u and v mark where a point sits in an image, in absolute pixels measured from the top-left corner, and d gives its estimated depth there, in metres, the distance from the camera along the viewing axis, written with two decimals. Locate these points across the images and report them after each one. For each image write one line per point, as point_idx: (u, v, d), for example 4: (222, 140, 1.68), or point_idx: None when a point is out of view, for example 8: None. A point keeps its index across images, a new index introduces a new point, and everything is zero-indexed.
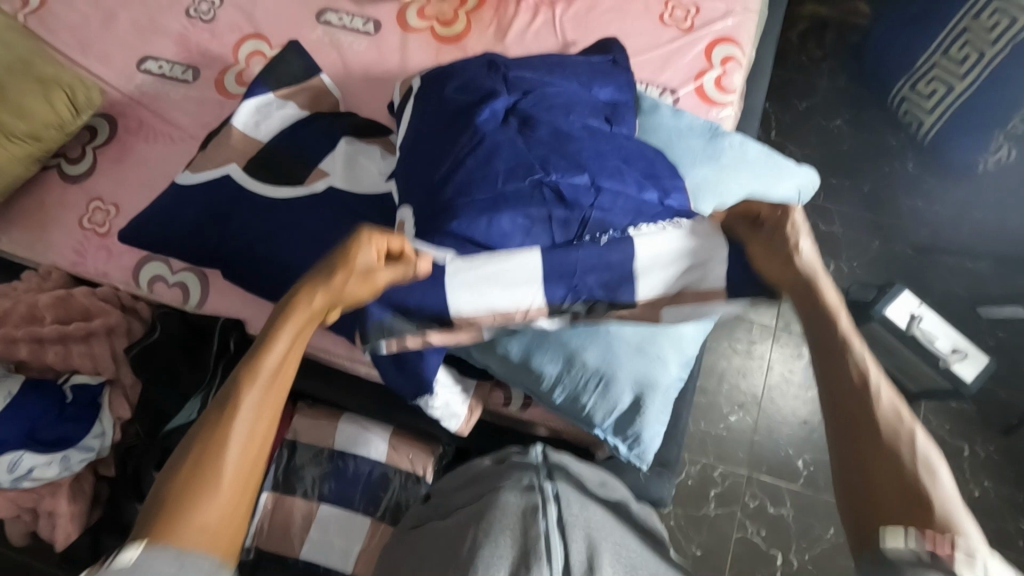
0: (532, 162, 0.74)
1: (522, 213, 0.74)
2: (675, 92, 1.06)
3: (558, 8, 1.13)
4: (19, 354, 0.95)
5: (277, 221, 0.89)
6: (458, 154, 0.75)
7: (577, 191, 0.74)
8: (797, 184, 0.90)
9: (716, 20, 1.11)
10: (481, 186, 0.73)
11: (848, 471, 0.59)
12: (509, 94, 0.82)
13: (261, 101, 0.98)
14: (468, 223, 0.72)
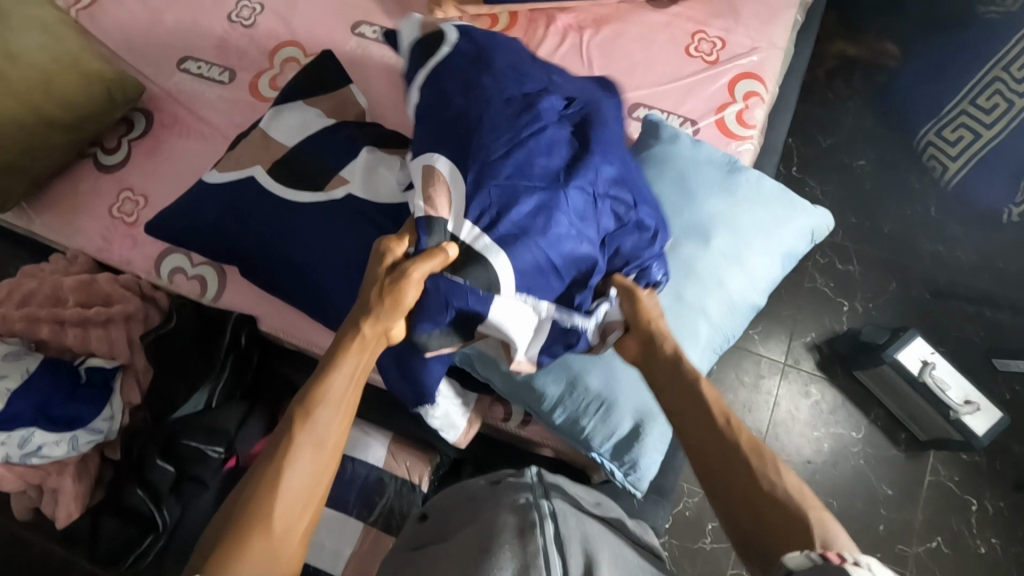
0: (588, 165, 0.77)
1: (574, 218, 0.74)
2: (696, 122, 1.07)
3: (586, 33, 1.15)
4: (40, 334, 0.96)
5: (297, 224, 0.91)
6: (519, 135, 0.76)
7: (620, 206, 0.78)
8: (811, 224, 0.90)
9: (741, 55, 1.11)
10: (534, 177, 0.75)
11: (741, 510, 0.60)
12: (562, 95, 0.84)
13: (289, 105, 1.01)
14: (527, 212, 0.73)
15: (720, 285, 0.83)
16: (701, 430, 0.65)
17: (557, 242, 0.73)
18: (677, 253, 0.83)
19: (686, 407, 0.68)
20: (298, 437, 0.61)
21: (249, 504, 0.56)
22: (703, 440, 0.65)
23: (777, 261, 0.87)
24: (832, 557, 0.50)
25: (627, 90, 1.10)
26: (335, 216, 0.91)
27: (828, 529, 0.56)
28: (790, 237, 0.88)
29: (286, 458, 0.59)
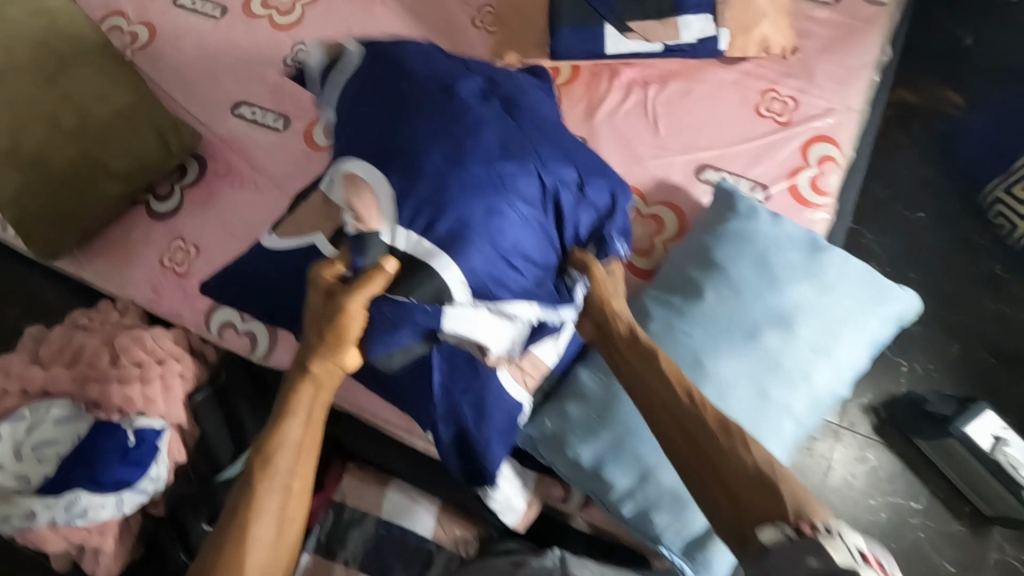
0: (523, 144, 0.79)
1: (516, 200, 0.77)
2: (767, 188, 1.03)
3: (651, 89, 1.11)
4: (91, 395, 0.94)
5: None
6: (447, 124, 0.77)
7: (559, 182, 0.80)
8: (899, 309, 0.85)
9: (815, 117, 1.07)
10: (471, 160, 0.76)
11: (711, 489, 0.63)
12: (480, 79, 0.86)
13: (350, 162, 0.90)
14: (464, 202, 0.74)
15: (806, 380, 0.79)
16: (672, 410, 0.67)
17: (499, 232, 0.75)
18: (761, 345, 0.79)
19: (651, 382, 0.69)
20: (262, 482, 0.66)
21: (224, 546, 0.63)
22: (675, 421, 0.66)
23: (864, 351, 0.82)
24: (806, 530, 0.58)
25: (694, 150, 1.06)
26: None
27: (804, 498, 0.61)
28: (878, 325, 0.83)
29: (256, 501, 0.65)
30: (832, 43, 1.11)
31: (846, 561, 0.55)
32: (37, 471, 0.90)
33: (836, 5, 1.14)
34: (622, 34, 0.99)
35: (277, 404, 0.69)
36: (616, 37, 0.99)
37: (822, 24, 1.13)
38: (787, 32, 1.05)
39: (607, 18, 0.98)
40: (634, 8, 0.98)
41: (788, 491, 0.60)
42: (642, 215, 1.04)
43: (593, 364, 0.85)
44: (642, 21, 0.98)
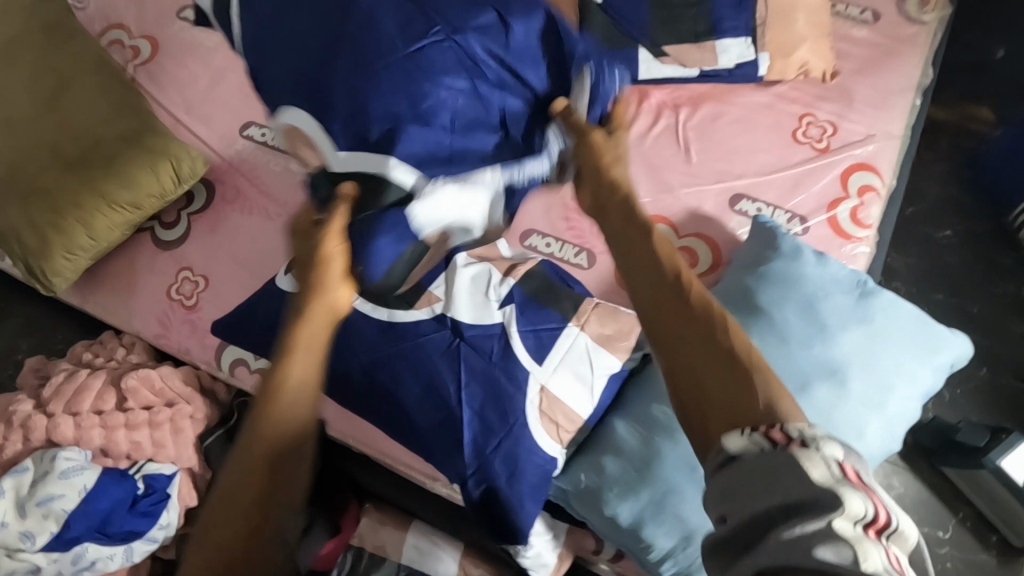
0: (422, 10, 0.59)
1: (443, 78, 0.59)
2: (805, 220, 0.98)
3: (683, 112, 1.06)
4: (94, 442, 0.89)
5: (382, 339, 0.81)
6: (331, 31, 0.59)
7: (481, 33, 0.60)
8: (952, 356, 0.81)
9: (855, 143, 1.02)
10: (379, 52, 0.58)
11: (682, 381, 0.50)
12: None
13: None
14: (387, 101, 0.57)
15: (858, 437, 0.75)
16: (655, 291, 0.53)
17: (433, 115, 0.59)
18: (812, 398, 0.75)
19: (640, 266, 0.55)
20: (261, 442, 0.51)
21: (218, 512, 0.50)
22: (656, 302, 0.53)
23: (916, 403, 0.78)
24: (779, 438, 0.43)
25: (727, 179, 1.01)
26: (427, 340, 0.80)
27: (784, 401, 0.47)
28: (930, 375, 0.79)
29: (244, 458, 0.51)
30: (870, 65, 1.06)
31: (823, 479, 0.41)
32: (43, 534, 0.82)
33: (874, 23, 1.09)
34: (656, 58, 0.94)
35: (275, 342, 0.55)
36: (649, 61, 0.95)
37: (859, 43, 1.08)
38: (825, 55, 1.01)
39: (640, 40, 0.94)
40: (669, 30, 0.94)
41: (760, 386, 0.48)
42: (673, 247, 0.99)
43: (628, 414, 0.81)
44: (677, 45, 0.94)
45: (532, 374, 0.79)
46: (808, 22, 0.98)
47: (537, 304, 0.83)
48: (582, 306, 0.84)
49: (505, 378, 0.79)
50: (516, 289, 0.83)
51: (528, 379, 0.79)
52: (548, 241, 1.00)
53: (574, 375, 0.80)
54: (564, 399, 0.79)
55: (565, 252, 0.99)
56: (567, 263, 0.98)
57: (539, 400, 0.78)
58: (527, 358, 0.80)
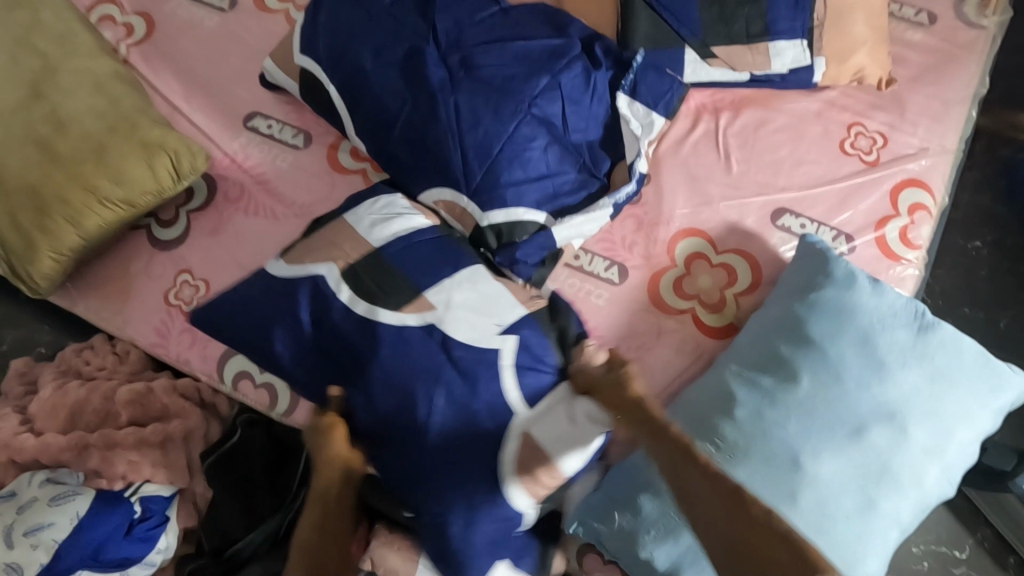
0: (499, 94, 0.79)
1: (533, 147, 0.80)
2: (852, 239, 0.92)
3: (723, 117, 0.99)
4: (90, 464, 0.83)
5: (359, 347, 0.74)
6: (439, 121, 0.79)
7: (544, 99, 0.80)
8: (1010, 396, 0.77)
9: (907, 157, 0.96)
10: (482, 133, 0.78)
11: (731, 545, 0.55)
12: (435, 46, 0.82)
13: (389, 200, 0.81)
14: (507, 172, 0.79)
15: (915, 484, 0.72)
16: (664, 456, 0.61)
17: (532, 165, 0.80)
18: (867, 443, 0.71)
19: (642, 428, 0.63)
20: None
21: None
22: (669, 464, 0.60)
23: (971, 448, 0.75)
24: None
25: (770, 191, 0.95)
26: (410, 358, 0.73)
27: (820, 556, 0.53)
28: (987, 418, 0.76)
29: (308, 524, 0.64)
30: (926, 72, 1.00)
31: None
32: (32, 565, 0.78)
33: (931, 26, 1.02)
34: (705, 59, 0.87)
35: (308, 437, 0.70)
36: (697, 63, 0.88)
37: (915, 48, 1.01)
38: (882, 61, 0.94)
39: (687, 40, 0.87)
40: (719, 29, 0.87)
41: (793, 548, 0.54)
42: (710, 264, 0.93)
43: None
44: (727, 47, 0.87)
45: (516, 412, 0.72)
46: (867, 25, 0.90)
47: (536, 332, 0.76)
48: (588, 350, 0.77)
49: (484, 411, 0.72)
50: (523, 318, 0.76)
51: (513, 420, 0.72)
52: (575, 253, 0.94)
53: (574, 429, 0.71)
54: (554, 440, 0.71)
55: (594, 264, 0.94)
56: (597, 277, 0.93)
57: (522, 436, 0.71)
58: (517, 396, 0.73)
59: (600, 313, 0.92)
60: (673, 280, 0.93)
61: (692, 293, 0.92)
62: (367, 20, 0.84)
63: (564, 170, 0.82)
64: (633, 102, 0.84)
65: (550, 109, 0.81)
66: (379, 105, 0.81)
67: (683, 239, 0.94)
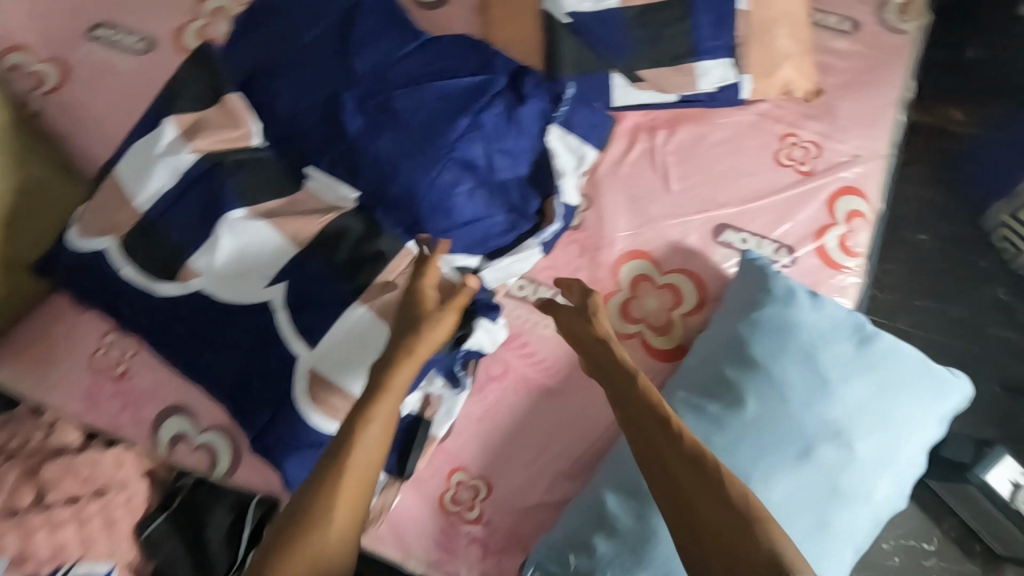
0: (421, 139, 0.79)
1: (458, 191, 0.79)
2: (793, 250, 0.92)
3: (659, 135, 0.98)
4: (13, 548, 0.78)
5: (156, 318, 0.76)
6: (361, 174, 0.79)
7: (467, 139, 0.80)
8: (955, 402, 0.77)
9: (841, 165, 0.96)
10: (405, 183, 0.78)
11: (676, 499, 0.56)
12: (352, 90, 0.80)
13: (153, 137, 0.79)
14: (434, 222, 0.79)
15: (867, 499, 0.71)
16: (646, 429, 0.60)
17: (459, 211, 0.79)
18: (817, 463, 0.70)
19: (622, 392, 0.64)
20: (335, 502, 0.54)
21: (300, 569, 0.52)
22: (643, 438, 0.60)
23: (919, 458, 0.75)
24: None
25: (711, 208, 0.94)
26: (188, 317, 0.75)
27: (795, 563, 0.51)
28: (933, 425, 0.76)
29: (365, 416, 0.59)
30: (854, 79, 1.01)
31: None
32: None
33: (855, 33, 1.03)
34: (631, 83, 0.88)
35: (405, 318, 0.67)
36: (624, 87, 0.88)
37: (842, 56, 1.02)
38: (809, 72, 0.95)
39: (613, 65, 0.86)
40: (645, 52, 0.86)
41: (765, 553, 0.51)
42: (655, 284, 0.92)
43: (620, 484, 0.74)
44: (653, 69, 0.87)
45: (298, 356, 0.71)
46: (792, 38, 0.91)
47: (303, 267, 0.74)
48: (386, 269, 0.75)
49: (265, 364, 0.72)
50: (289, 261, 0.74)
51: (296, 361, 0.71)
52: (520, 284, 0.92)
53: (354, 354, 0.71)
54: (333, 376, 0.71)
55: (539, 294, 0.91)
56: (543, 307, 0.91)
57: (306, 383, 0.71)
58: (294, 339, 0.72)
59: (548, 343, 0.89)
60: (619, 305, 0.91)
61: (639, 317, 0.91)
62: (286, 65, 0.82)
63: (492, 213, 0.82)
64: (561, 136, 0.85)
65: (473, 150, 0.80)
66: (306, 150, 0.81)
67: (627, 261, 0.93)
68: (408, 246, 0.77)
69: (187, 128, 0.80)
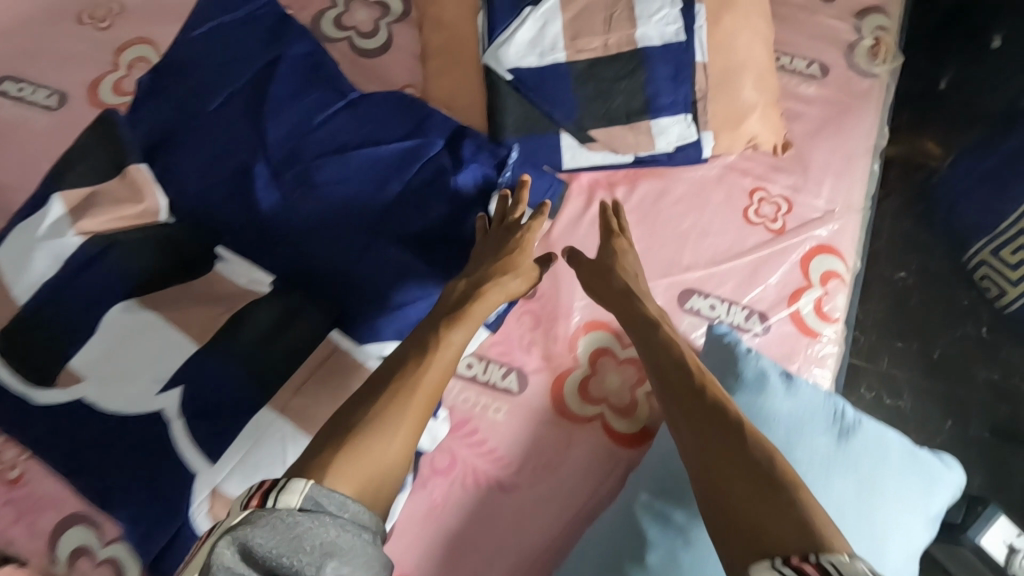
0: (342, 213, 0.71)
1: (384, 267, 0.70)
2: (765, 317, 0.85)
3: (619, 190, 0.90)
4: None
5: (26, 431, 0.63)
6: (275, 253, 0.71)
7: (393, 211, 0.73)
8: (944, 501, 0.70)
9: (813, 222, 0.89)
10: (322, 261, 0.70)
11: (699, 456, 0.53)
12: (266, 160, 0.73)
13: (34, 218, 0.68)
14: (358, 304, 0.68)
15: None
16: (679, 385, 0.60)
17: (387, 290, 0.69)
18: None
19: (659, 359, 0.64)
20: (404, 415, 0.56)
21: (355, 472, 0.51)
22: (681, 399, 0.58)
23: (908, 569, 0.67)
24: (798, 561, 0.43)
25: (675, 272, 0.86)
26: (70, 430, 0.62)
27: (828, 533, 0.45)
28: (922, 529, 0.68)
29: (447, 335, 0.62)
30: (824, 127, 0.94)
31: None
32: None
33: (824, 77, 0.97)
34: (582, 143, 0.79)
35: (490, 244, 0.72)
36: (573, 147, 0.80)
37: (811, 103, 0.95)
38: (776, 124, 0.88)
39: (562, 124, 0.78)
40: (596, 109, 0.78)
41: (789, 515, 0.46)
42: (617, 360, 0.84)
43: None
44: (606, 128, 0.79)
45: (197, 473, 0.61)
46: (758, 87, 0.84)
47: (206, 363, 0.63)
48: (307, 363, 0.65)
49: (165, 479, 0.61)
50: (188, 358, 0.63)
51: (194, 479, 0.61)
52: (468, 362, 0.83)
53: (265, 469, 0.61)
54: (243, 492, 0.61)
55: (490, 373, 0.83)
56: (494, 388, 0.82)
57: (209, 503, 0.61)
58: (193, 454, 0.61)
59: (499, 430, 0.81)
60: (578, 383, 0.83)
61: (600, 396, 0.82)
62: (197, 132, 0.74)
63: (428, 293, 0.71)
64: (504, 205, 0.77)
65: (402, 223, 0.73)
66: (219, 227, 0.72)
67: (586, 333, 0.85)
68: (329, 336, 0.67)
69: (78, 205, 0.70)
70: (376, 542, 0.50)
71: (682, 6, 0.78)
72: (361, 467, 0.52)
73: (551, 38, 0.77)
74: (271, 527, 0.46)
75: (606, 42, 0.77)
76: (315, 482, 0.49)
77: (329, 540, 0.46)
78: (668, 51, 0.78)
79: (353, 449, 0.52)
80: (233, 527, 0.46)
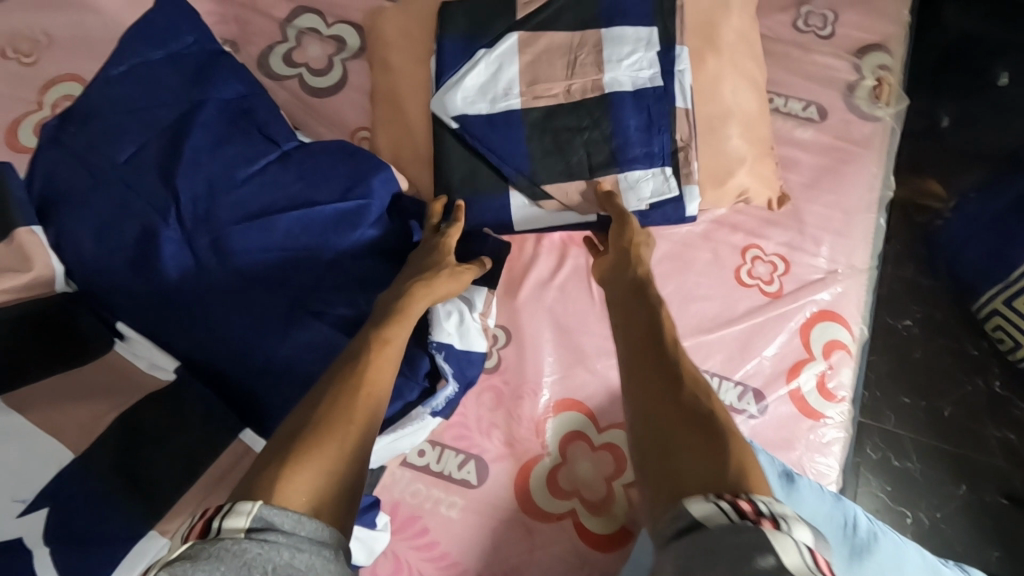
0: (266, 288, 0.62)
1: (309, 352, 0.61)
2: (762, 396, 0.74)
3: None
4: None
5: None
6: (181, 335, 0.61)
7: (320, 286, 0.63)
8: None
9: (812, 283, 0.79)
10: (234, 345, 0.60)
11: (645, 406, 0.48)
12: (175, 225, 0.63)
13: None
14: (279, 396, 0.59)
15: None
16: (631, 333, 0.55)
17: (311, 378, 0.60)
18: None
19: (625, 307, 0.59)
20: (351, 415, 0.48)
21: (316, 478, 0.43)
22: (635, 350, 0.53)
23: None
24: (748, 511, 0.37)
25: None
26: None
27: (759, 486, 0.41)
28: None
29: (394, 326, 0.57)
30: (823, 177, 0.85)
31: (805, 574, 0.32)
32: None
33: (821, 121, 0.88)
34: (534, 202, 0.70)
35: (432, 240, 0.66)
36: (527, 205, 0.71)
37: (808, 149, 0.86)
38: (769, 177, 0.78)
39: (512, 179, 0.69)
40: (554, 163, 0.69)
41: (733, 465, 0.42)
42: (591, 446, 0.73)
43: None
44: (563, 183, 0.69)
45: None
46: (748, 134, 0.75)
47: (83, 473, 0.52)
48: (208, 473, 0.56)
49: None
50: (64, 466, 0.52)
51: None
52: (420, 448, 0.72)
53: None
54: None
55: (444, 462, 0.72)
56: (448, 479, 0.71)
57: None
58: None
59: (453, 530, 0.69)
60: (546, 473, 0.72)
61: (572, 489, 0.71)
62: (101, 191, 0.64)
63: None
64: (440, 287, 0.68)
65: (332, 300, 0.63)
66: (117, 302, 0.62)
67: (557, 414, 0.74)
68: (239, 436, 0.59)
69: None
70: (340, 561, 0.40)
71: (659, 50, 0.69)
72: (320, 473, 0.43)
73: (505, 83, 0.68)
74: (214, 560, 0.35)
75: (569, 88, 0.68)
76: (266, 502, 0.40)
77: (284, 565, 0.37)
78: (640, 98, 0.69)
79: (303, 452, 0.44)
80: (166, 566, 0.35)
